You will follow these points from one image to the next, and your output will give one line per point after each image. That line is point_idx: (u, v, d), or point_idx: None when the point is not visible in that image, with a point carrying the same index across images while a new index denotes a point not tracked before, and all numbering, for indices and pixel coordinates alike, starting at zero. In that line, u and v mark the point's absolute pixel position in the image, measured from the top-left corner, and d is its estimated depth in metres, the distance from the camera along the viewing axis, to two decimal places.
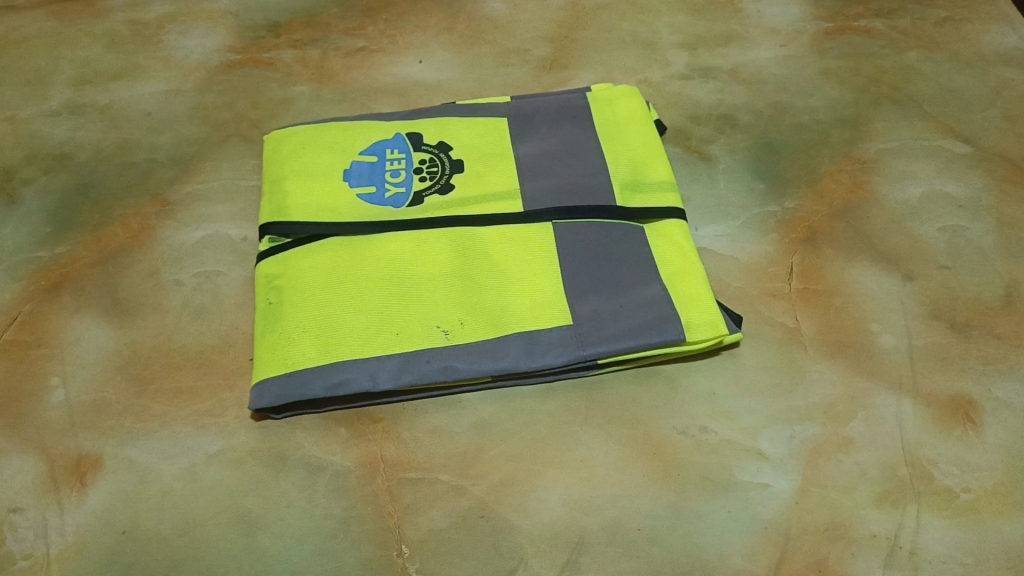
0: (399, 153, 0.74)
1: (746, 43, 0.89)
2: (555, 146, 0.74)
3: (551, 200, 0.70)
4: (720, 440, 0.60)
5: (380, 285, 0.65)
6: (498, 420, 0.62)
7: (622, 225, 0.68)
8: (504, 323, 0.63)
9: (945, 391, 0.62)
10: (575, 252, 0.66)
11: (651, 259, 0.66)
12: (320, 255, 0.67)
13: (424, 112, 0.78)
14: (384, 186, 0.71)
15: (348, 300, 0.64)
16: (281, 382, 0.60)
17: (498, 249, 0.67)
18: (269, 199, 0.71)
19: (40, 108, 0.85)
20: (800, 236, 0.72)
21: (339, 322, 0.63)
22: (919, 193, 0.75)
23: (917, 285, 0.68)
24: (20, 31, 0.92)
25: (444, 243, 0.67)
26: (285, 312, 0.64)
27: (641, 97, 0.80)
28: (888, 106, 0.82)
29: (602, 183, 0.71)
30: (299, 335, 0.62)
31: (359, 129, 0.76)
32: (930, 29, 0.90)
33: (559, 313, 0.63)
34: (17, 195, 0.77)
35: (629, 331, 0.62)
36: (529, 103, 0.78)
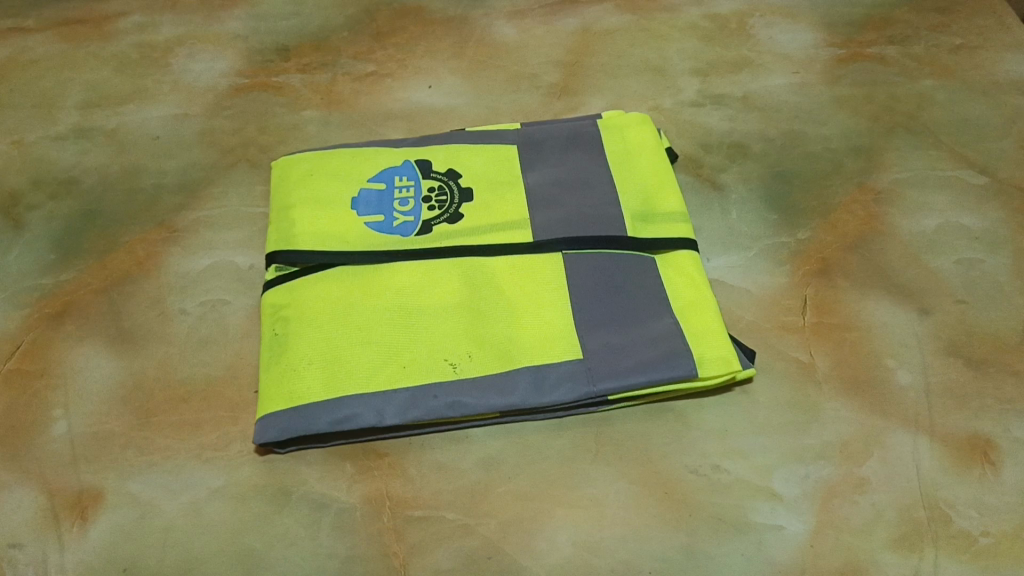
0: (408, 181, 0.73)
1: (758, 70, 0.89)
2: (565, 174, 0.73)
3: (561, 229, 0.69)
4: (733, 479, 0.59)
5: (387, 317, 0.64)
6: (506, 456, 0.61)
7: (633, 255, 0.67)
8: (513, 356, 0.62)
9: (962, 430, 0.61)
10: (585, 284, 0.65)
11: (662, 292, 0.65)
12: (327, 285, 0.66)
13: (433, 139, 0.77)
14: (392, 215, 0.70)
15: (355, 332, 0.63)
16: (287, 417, 0.59)
17: (507, 280, 0.66)
18: (276, 227, 0.70)
19: (46, 131, 0.85)
20: (814, 268, 0.71)
21: (345, 355, 0.62)
22: (935, 225, 0.74)
23: (933, 320, 0.67)
24: (28, 53, 0.92)
25: (452, 274, 0.66)
26: (291, 344, 0.63)
27: (653, 124, 0.79)
28: (902, 135, 0.81)
29: (613, 213, 0.70)
30: (305, 368, 0.61)
31: (367, 155, 0.76)
32: (944, 56, 0.89)
33: (569, 347, 0.62)
34: (22, 221, 0.76)
35: (640, 366, 0.60)
36: (539, 130, 0.78)
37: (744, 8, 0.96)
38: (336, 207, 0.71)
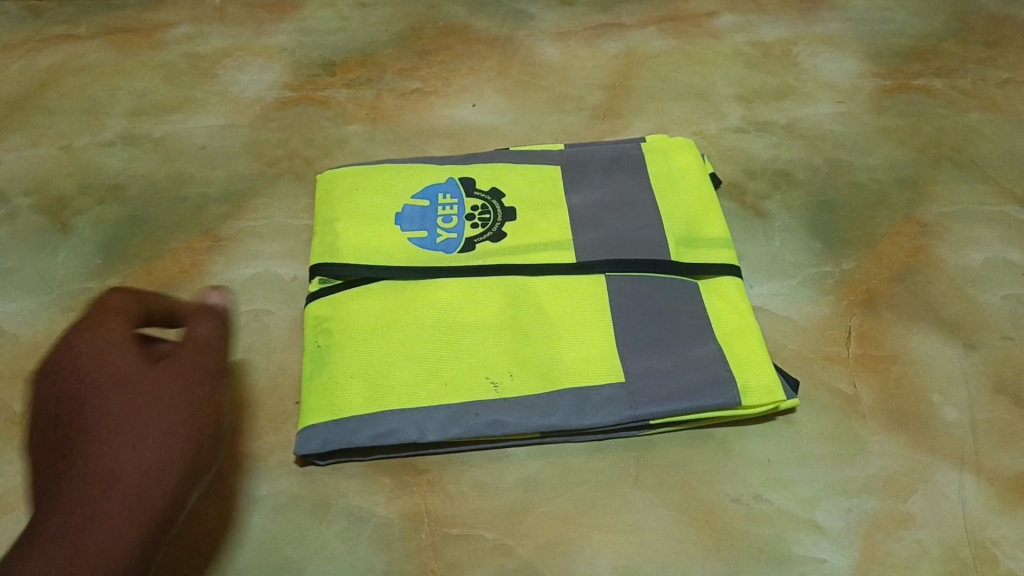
0: (451, 198, 0.74)
1: (803, 98, 0.88)
2: (609, 196, 0.73)
3: (605, 252, 0.69)
4: (775, 510, 0.58)
5: (429, 332, 0.64)
6: (545, 477, 0.60)
7: (676, 279, 0.67)
8: (557, 376, 0.61)
9: (1010, 468, 0.60)
10: (628, 306, 0.65)
11: (705, 317, 0.65)
12: (370, 298, 0.66)
13: (476, 157, 0.77)
14: (435, 231, 0.71)
15: (396, 346, 0.63)
16: (330, 429, 0.59)
17: (549, 301, 0.66)
18: (321, 239, 0.71)
19: (95, 137, 0.86)
20: (858, 298, 0.70)
21: (387, 370, 0.62)
22: (981, 260, 0.73)
23: (979, 356, 0.66)
24: (79, 60, 0.94)
25: (495, 292, 0.66)
26: (334, 355, 0.63)
27: (696, 149, 0.79)
28: (949, 167, 0.81)
29: (657, 237, 0.70)
30: (347, 380, 0.61)
31: (410, 171, 0.76)
32: (991, 90, 0.88)
33: (611, 370, 0.62)
34: (70, 225, 0.77)
35: (683, 392, 0.60)
36: (583, 151, 0.78)
37: (789, 35, 0.96)
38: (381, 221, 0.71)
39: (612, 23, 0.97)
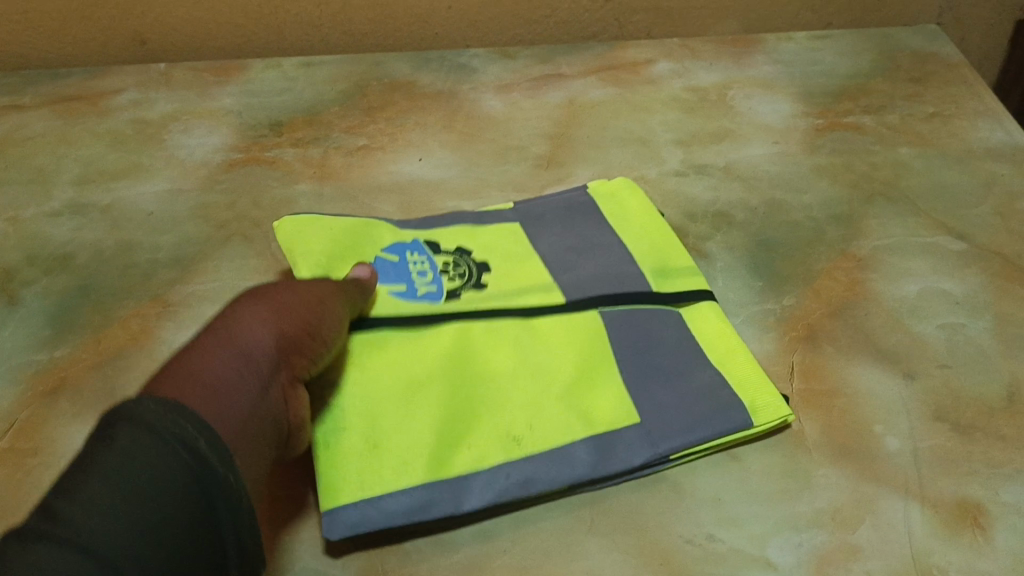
0: (420, 256, 0.73)
1: (739, 139, 0.91)
2: (575, 241, 0.77)
3: (593, 290, 0.71)
4: (728, 548, 0.59)
5: (446, 394, 0.62)
6: (501, 528, 0.60)
7: (661, 309, 0.71)
8: (585, 420, 0.62)
9: (952, 494, 0.62)
10: (627, 342, 0.68)
11: (692, 342, 0.68)
12: (379, 367, 0.63)
13: (433, 218, 0.79)
14: (414, 285, 0.70)
15: (417, 412, 0.60)
16: (363, 512, 0.55)
17: (554, 341, 0.67)
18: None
19: (42, 207, 0.86)
20: (800, 334, 0.72)
21: (413, 440, 0.59)
22: (916, 290, 0.75)
23: (918, 385, 0.68)
24: (24, 129, 0.94)
25: (502, 341, 0.67)
26: (344, 434, 0.59)
27: (642, 193, 0.83)
28: (882, 202, 0.84)
29: (633, 271, 0.73)
30: (372, 454, 0.58)
31: (373, 228, 0.74)
32: (919, 124, 0.92)
33: (627, 411, 0.63)
34: (17, 297, 0.77)
35: (697, 422, 0.62)
36: (536, 205, 0.81)
37: (724, 79, 0.99)
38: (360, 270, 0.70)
39: (553, 74, 1.00)
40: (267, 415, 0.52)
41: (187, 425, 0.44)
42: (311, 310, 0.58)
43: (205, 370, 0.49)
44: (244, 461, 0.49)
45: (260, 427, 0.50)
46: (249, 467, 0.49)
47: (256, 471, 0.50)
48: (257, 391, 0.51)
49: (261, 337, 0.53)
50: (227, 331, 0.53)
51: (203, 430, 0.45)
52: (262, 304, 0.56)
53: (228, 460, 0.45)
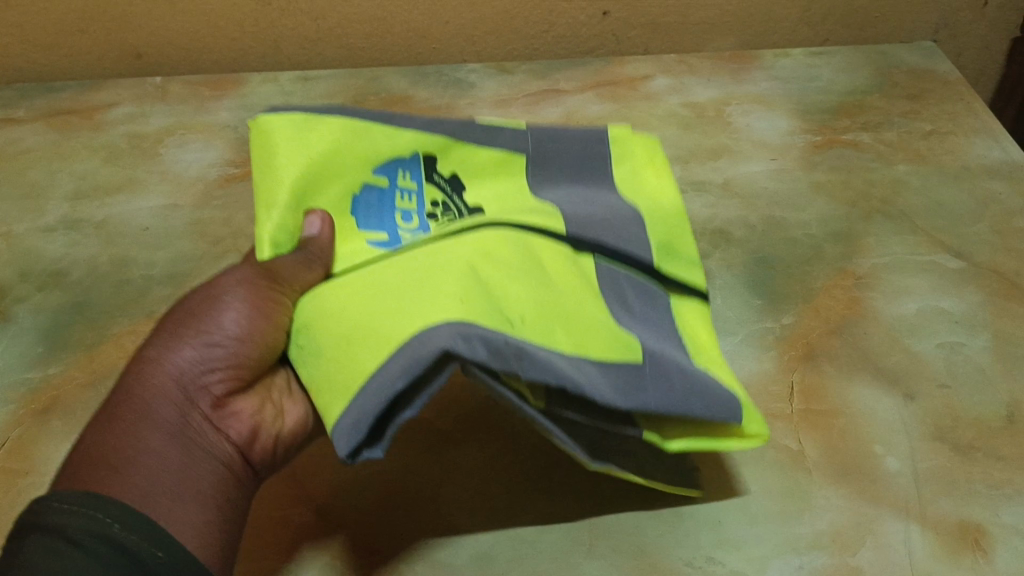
0: (411, 183, 0.63)
1: (737, 156, 0.91)
2: (581, 191, 0.66)
3: (593, 231, 0.62)
4: (727, 571, 0.59)
5: (427, 274, 0.54)
6: (498, 551, 0.60)
7: (649, 288, 0.64)
8: (586, 330, 0.54)
9: (952, 515, 0.62)
10: (613, 297, 0.61)
11: (675, 331, 0.62)
12: (352, 282, 0.56)
13: (434, 123, 0.64)
14: (397, 233, 0.60)
15: (396, 293, 0.53)
16: (362, 400, 0.49)
17: (557, 265, 0.59)
18: (263, 207, 0.59)
19: (36, 222, 0.85)
20: (799, 353, 0.72)
21: (395, 316, 0.51)
22: (914, 308, 0.75)
23: (918, 405, 0.68)
24: (18, 144, 0.93)
25: (505, 241, 0.58)
26: (327, 354, 0.53)
27: (661, 154, 0.71)
28: (880, 219, 0.83)
29: (642, 236, 0.64)
30: (359, 348, 0.51)
31: (369, 137, 0.62)
32: (917, 142, 0.92)
33: (626, 347, 0.55)
34: (9, 314, 0.76)
35: (690, 371, 0.56)
36: (549, 132, 0.68)
37: (722, 95, 0.99)
38: (331, 207, 0.61)
39: (551, 90, 1.00)
40: (194, 456, 0.56)
41: (95, 512, 0.48)
42: (229, 311, 0.58)
43: (115, 440, 0.54)
44: (180, 509, 0.53)
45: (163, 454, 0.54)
46: (190, 514, 0.53)
47: (203, 514, 0.54)
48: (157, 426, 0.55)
49: (165, 379, 0.57)
50: (135, 385, 0.57)
51: (114, 511, 0.49)
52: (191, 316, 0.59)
53: (139, 527, 0.49)
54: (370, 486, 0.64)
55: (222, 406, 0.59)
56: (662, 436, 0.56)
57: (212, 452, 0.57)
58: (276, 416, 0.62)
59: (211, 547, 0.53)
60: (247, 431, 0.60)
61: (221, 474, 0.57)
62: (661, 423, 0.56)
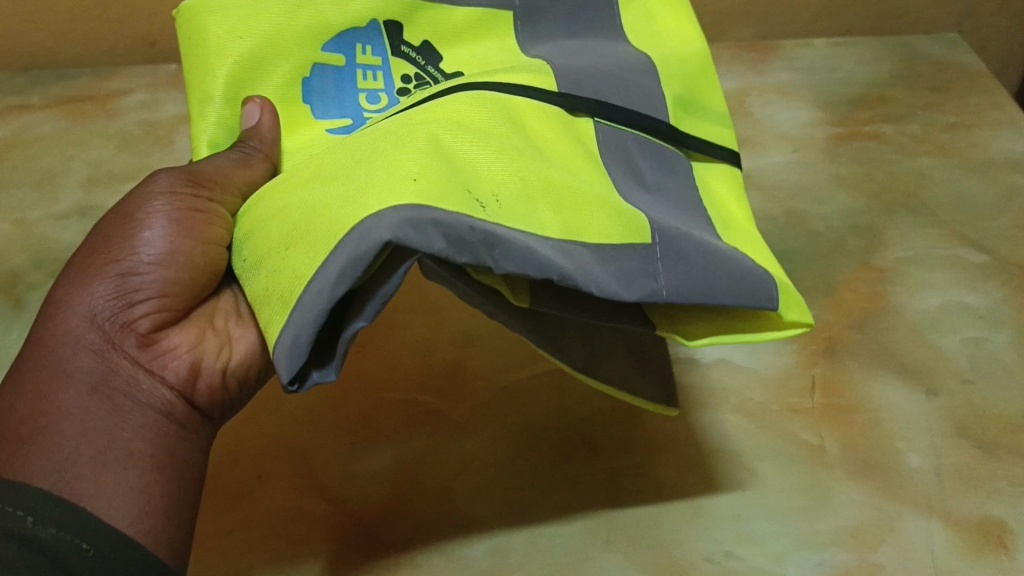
0: (373, 55, 0.57)
1: (757, 148, 0.90)
2: (578, 48, 0.59)
3: (590, 88, 0.54)
4: (746, 566, 0.58)
5: (374, 145, 0.44)
6: (514, 544, 0.59)
7: (665, 149, 0.56)
8: (571, 210, 0.44)
9: (975, 513, 0.60)
10: (622, 168, 0.52)
11: (700, 203, 0.54)
12: (302, 169, 0.48)
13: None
14: (362, 115, 0.55)
15: (337, 176, 0.44)
16: (300, 315, 0.40)
17: (544, 135, 0.49)
18: (200, 101, 0.55)
19: (49, 210, 0.85)
20: (820, 348, 0.71)
21: (334, 202, 0.42)
22: (937, 303, 0.74)
23: (941, 401, 0.67)
24: (32, 130, 0.93)
25: (477, 102, 0.48)
26: (262, 264, 0.44)
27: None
28: (902, 213, 0.82)
29: (654, 91, 0.57)
30: (293, 247, 0.42)
31: (314, 5, 0.55)
32: (940, 135, 0.91)
33: (634, 228, 0.45)
34: (23, 301, 0.76)
35: (702, 255, 0.46)
36: None
37: (741, 86, 0.98)
38: (281, 91, 0.55)
39: None
40: (123, 411, 0.50)
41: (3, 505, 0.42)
42: (146, 231, 0.54)
43: (27, 406, 0.48)
44: (108, 476, 0.47)
45: (76, 410, 0.49)
46: (121, 480, 0.47)
47: (136, 476, 0.48)
48: (69, 377, 0.50)
49: (80, 324, 0.52)
50: (47, 337, 0.52)
51: (27, 502, 0.43)
52: (108, 243, 0.54)
53: (54, 520, 0.43)
54: (386, 476, 0.63)
55: (153, 344, 0.54)
56: (686, 330, 0.47)
57: (145, 400, 0.52)
58: (221, 346, 0.56)
59: (149, 515, 0.47)
60: (185, 368, 0.54)
61: (159, 425, 0.52)
62: (683, 315, 0.48)
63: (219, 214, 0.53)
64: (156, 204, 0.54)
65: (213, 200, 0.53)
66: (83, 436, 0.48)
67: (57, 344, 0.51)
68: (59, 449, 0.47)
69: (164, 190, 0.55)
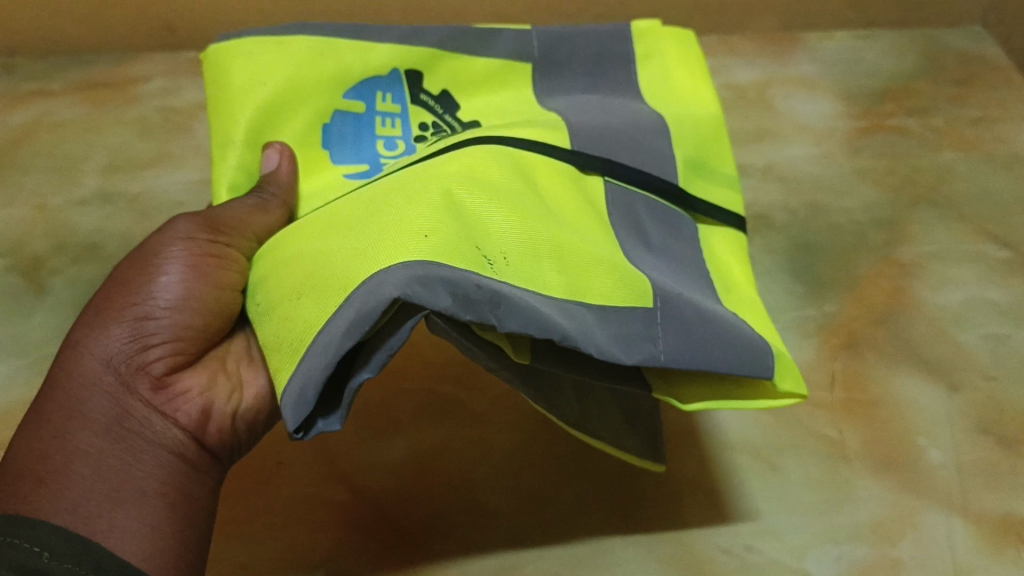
0: (392, 102, 0.57)
1: (778, 140, 0.89)
2: (595, 101, 0.59)
3: (603, 145, 0.54)
4: (765, 560, 0.58)
5: (386, 198, 0.44)
6: (533, 535, 0.59)
7: (673, 210, 0.55)
8: (579, 269, 0.44)
9: (996, 509, 0.60)
10: (629, 227, 0.51)
11: (704, 266, 0.53)
12: (317, 220, 0.48)
13: (413, 34, 0.58)
14: (378, 161, 0.55)
15: (349, 228, 0.44)
16: (307, 364, 0.40)
17: (555, 192, 0.49)
18: (218, 147, 0.55)
19: (70, 195, 0.85)
20: (841, 341, 0.71)
21: (345, 255, 0.42)
22: (959, 299, 0.74)
23: (963, 397, 0.67)
24: (52, 116, 0.93)
25: (492, 154, 0.47)
26: (273, 311, 0.45)
27: (695, 47, 0.64)
28: (925, 207, 0.82)
29: (667, 149, 0.56)
30: (304, 298, 0.43)
31: (335, 54, 0.56)
32: (964, 128, 0.90)
33: (637, 290, 0.45)
34: (45, 287, 0.77)
35: (708, 322, 0.45)
36: (562, 33, 0.60)
37: (763, 78, 0.97)
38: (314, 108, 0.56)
39: None
40: (138, 454, 0.49)
41: (19, 543, 0.41)
42: (162, 276, 0.52)
43: (41, 444, 0.47)
44: (124, 517, 0.45)
45: (91, 455, 0.47)
46: (135, 521, 0.45)
47: (150, 518, 0.46)
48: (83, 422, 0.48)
49: (95, 367, 0.50)
50: (61, 379, 0.50)
51: (41, 542, 0.41)
52: (126, 285, 0.52)
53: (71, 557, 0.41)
54: (404, 466, 0.63)
55: (167, 387, 0.52)
56: (681, 395, 0.46)
57: (157, 443, 0.50)
58: (232, 391, 0.55)
59: (160, 558, 0.45)
60: (198, 411, 0.53)
61: (171, 467, 0.50)
62: (681, 381, 0.46)
63: (235, 260, 0.52)
64: (177, 249, 0.53)
65: (229, 246, 0.52)
66: (98, 482, 0.46)
67: (71, 387, 0.49)
68: (73, 495, 0.45)
69: (183, 234, 0.53)
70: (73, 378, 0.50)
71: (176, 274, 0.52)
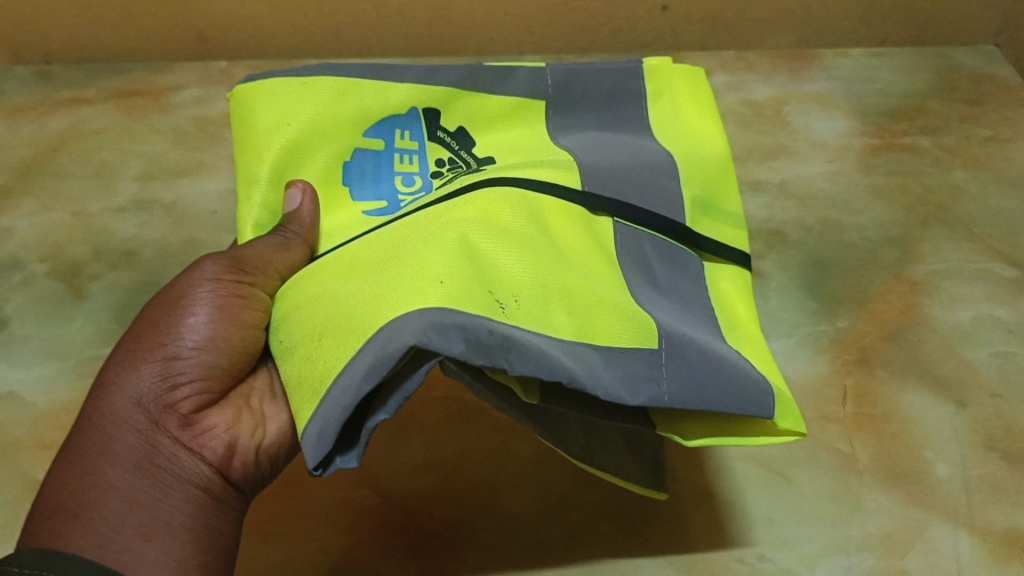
0: (410, 140, 0.60)
1: (794, 156, 0.92)
2: (606, 139, 0.61)
3: (611, 186, 0.56)
4: (777, 569, 0.60)
5: (402, 243, 0.47)
6: (553, 541, 0.62)
7: (678, 248, 0.57)
8: (585, 312, 0.46)
9: (1001, 524, 0.62)
10: (636, 269, 0.54)
11: (709, 303, 0.56)
12: (334, 260, 0.50)
13: (434, 72, 0.61)
14: (396, 199, 0.57)
15: (367, 273, 0.46)
16: (327, 406, 0.43)
17: (565, 235, 0.51)
18: (246, 184, 0.58)
19: (107, 202, 0.88)
20: (853, 357, 0.73)
21: (364, 300, 0.45)
22: (969, 317, 0.76)
23: (970, 414, 0.69)
24: (89, 124, 0.96)
25: (502, 198, 0.50)
26: (296, 349, 0.47)
27: (705, 83, 0.66)
28: (936, 226, 0.84)
29: (674, 190, 0.58)
30: (326, 340, 0.45)
31: (358, 92, 0.59)
32: (975, 148, 0.92)
33: (644, 332, 0.47)
34: (84, 291, 0.80)
35: (707, 357, 0.48)
36: (575, 73, 0.62)
37: (779, 94, 0.99)
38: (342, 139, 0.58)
39: None
40: (165, 488, 0.51)
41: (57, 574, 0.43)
42: (191, 318, 0.54)
43: (76, 481, 0.49)
44: (152, 551, 0.48)
45: (121, 490, 0.50)
46: (163, 555, 0.48)
47: (177, 551, 0.49)
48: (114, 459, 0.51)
49: (126, 405, 0.53)
50: (94, 416, 0.52)
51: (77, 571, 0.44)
52: (154, 327, 0.55)
53: None
54: (428, 474, 0.66)
55: (193, 424, 0.55)
56: (684, 431, 0.49)
57: (184, 477, 0.53)
58: (256, 426, 0.57)
59: None
60: (223, 446, 0.55)
61: (197, 501, 0.52)
62: (683, 417, 0.49)
63: (258, 299, 0.54)
64: (202, 292, 0.55)
65: (252, 285, 0.54)
66: (128, 517, 0.49)
67: (104, 424, 0.52)
68: (105, 530, 0.48)
69: (209, 276, 0.56)
70: (105, 416, 0.52)
71: (201, 314, 0.54)
